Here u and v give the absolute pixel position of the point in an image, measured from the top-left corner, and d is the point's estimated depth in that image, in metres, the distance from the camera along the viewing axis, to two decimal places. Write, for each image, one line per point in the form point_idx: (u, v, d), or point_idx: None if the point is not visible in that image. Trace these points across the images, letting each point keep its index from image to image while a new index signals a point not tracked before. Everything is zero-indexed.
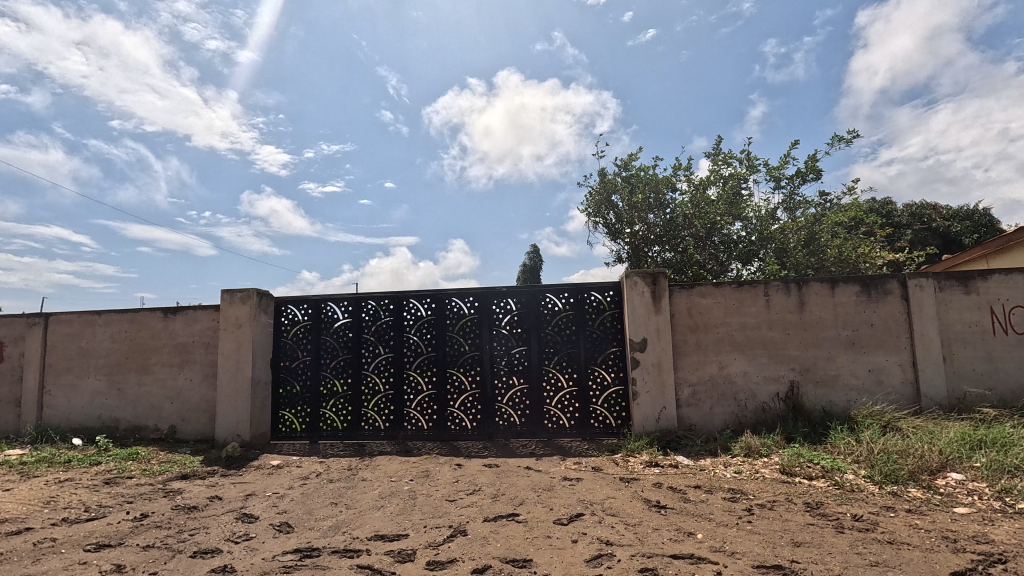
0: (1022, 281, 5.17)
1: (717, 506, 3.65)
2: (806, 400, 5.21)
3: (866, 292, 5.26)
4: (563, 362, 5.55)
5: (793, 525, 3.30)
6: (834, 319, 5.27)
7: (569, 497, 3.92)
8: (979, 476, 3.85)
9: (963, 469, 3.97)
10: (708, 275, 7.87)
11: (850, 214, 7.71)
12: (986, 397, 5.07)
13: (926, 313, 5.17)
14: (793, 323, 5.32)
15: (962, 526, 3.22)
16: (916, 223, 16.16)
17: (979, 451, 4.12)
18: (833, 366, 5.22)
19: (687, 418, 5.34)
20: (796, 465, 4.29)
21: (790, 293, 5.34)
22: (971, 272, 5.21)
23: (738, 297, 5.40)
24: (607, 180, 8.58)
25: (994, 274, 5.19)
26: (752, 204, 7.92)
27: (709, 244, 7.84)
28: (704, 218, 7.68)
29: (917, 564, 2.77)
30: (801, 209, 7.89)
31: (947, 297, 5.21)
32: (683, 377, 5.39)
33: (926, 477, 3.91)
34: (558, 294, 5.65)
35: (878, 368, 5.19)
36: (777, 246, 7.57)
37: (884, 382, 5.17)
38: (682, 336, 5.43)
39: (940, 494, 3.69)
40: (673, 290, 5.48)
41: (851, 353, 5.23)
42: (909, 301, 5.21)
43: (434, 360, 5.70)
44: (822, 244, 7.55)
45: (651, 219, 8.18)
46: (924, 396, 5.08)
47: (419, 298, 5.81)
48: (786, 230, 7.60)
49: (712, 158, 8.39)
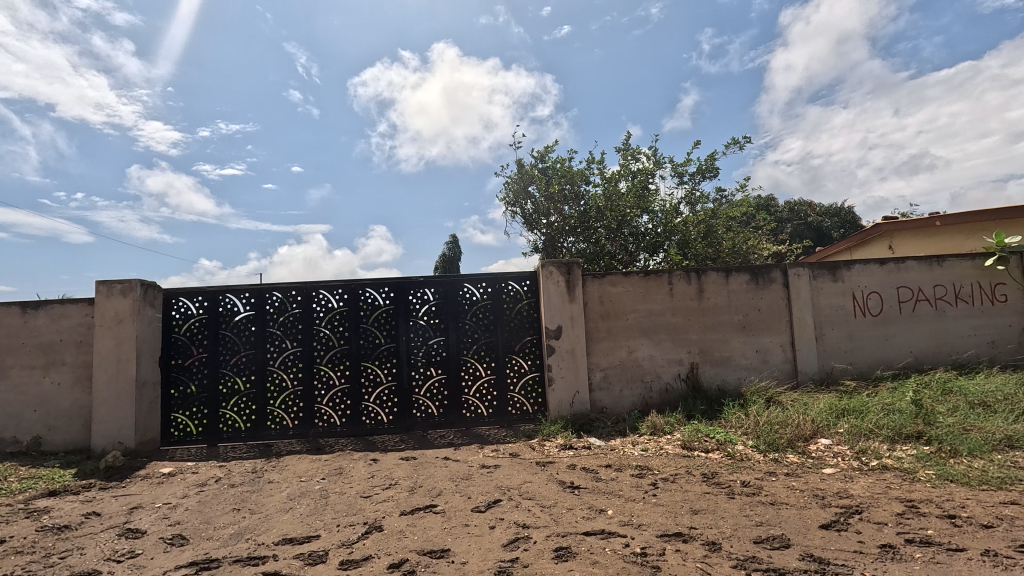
0: (877, 269, 5.95)
1: (626, 482, 3.87)
2: (704, 380, 5.67)
3: (755, 281, 5.80)
4: (481, 352, 5.58)
5: (691, 495, 3.59)
6: (728, 305, 5.76)
7: (487, 484, 3.96)
8: (842, 440, 4.42)
9: (831, 434, 4.53)
10: (618, 265, 8.24)
11: (742, 209, 8.43)
12: (849, 370, 5.81)
13: (803, 298, 5.81)
14: (693, 309, 5.74)
15: (829, 484, 3.67)
16: (796, 218, 18.10)
17: (842, 418, 4.72)
18: (727, 347, 5.72)
19: (599, 401, 5.60)
20: (694, 440, 4.65)
21: (690, 281, 5.75)
22: (837, 263, 5.93)
23: (645, 286, 5.73)
24: (524, 170, 8.69)
25: (856, 264, 5.93)
26: (659, 198, 8.38)
27: (620, 235, 8.20)
28: (614, 210, 8.00)
29: (793, 521, 3.13)
30: (701, 203, 8.48)
31: (819, 284, 5.88)
32: (595, 362, 5.63)
33: (801, 443, 4.42)
34: (475, 284, 5.64)
35: (764, 349, 5.75)
36: (680, 238, 8.06)
37: (769, 361, 5.75)
38: (594, 323, 5.66)
39: (811, 457, 4.19)
40: (586, 278, 5.69)
41: (742, 335, 5.75)
42: (789, 288, 5.82)
43: (347, 353, 5.48)
44: (718, 236, 8.16)
45: (566, 211, 8.42)
46: (800, 372, 5.72)
47: (330, 289, 5.55)
48: (688, 223, 8.11)
49: (624, 152, 8.77)
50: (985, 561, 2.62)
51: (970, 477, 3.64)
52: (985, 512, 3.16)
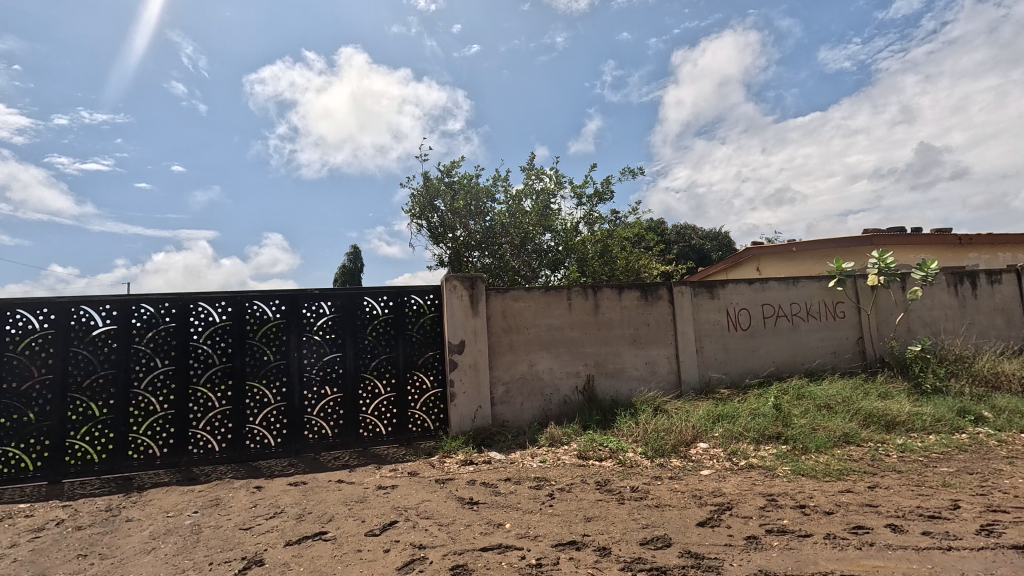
0: (746, 288, 6.69)
1: (524, 495, 3.93)
2: (599, 391, 5.96)
3: (644, 297, 6.24)
4: (380, 368, 5.39)
5: (585, 503, 3.73)
6: (621, 320, 6.14)
7: (383, 506, 3.80)
8: (717, 443, 4.87)
9: (708, 438, 4.97)
10: (522, 280, 8.45)
11: (635, 230, 9.06)
12: (723, 379, 6.43)
13: (685, 313, 6.35)
14: (590, 323, 6.03)
15: (705, 485, 4.02)
16: (682, 241, 19.84)
17: (717, 423, 5.20)
18: (620, 360, 6.07)
19: (500, 415, 5.65)
20: (589, 449, 4.86)
21: (587, 297, 6.05)
22: (714, 282, 6.58)
23: (545, 301, 5.92)
24: (430, 184, 8.64)
25: (729, 283, 6.62)
26: (560, 217, 8.75)
27: (523, 251, 8.43)
28: (518, 228, 8.22)
29: (674, 521, 3.37)
30: (598, 224, 8.99)
31: (699, 301, 6.47)
32: (497, 376, 5.68)
33: (683, 448, 4.79)
34: (376, 298, 5.47)
35: (652, 361, 6.19)
36: (579, 256, 8.46)
37: (656, 372, 6.19)
38: (497, 337, 5.73)
39: (691, 461, 4.56)
40: (489, 293, 5.75)
41: (633, 348, 6.14)
42: (673, 304, 6.33)
43: (230, 372, 5.01)
44: (614, 255, 8.68)
45: (471, 226, 8.49)
46: (683, 382, 6.23)
47: (212, 301, 5.06)
48: (587, 242, 8.54)
49: (528, 172, 9.06)
50: (827, 544, 3.02)
51: (817, 471, 4.19)
52: (827, 500, 3.65)
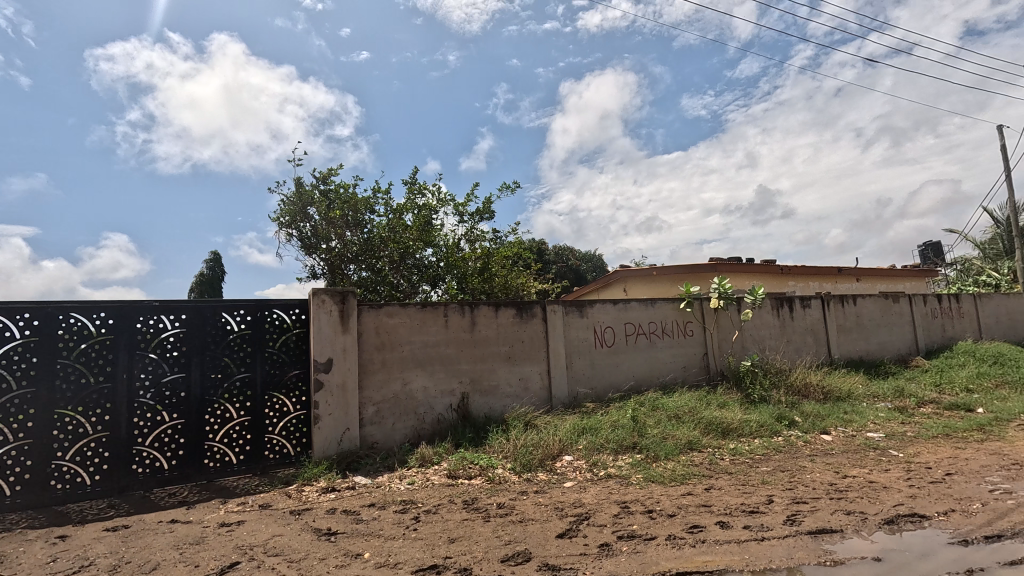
0: (611, 308, 7.22)
1: (388, 520, 3.77)
2: (473, 408, 5.98)
3: (520, 314, 6.43)
4: (233, 390, 4.87)
5: (451, 524, 3.69)
6: (496, 337, 6.25)
7: (224, 546, 3.40)
8: (581, 455, 5.14)
9: (573, 451, 5.23)
10: (400, 296, 8.26)
11: (514, 249, 9.35)
12: (590, 394, 6.82)
13: (557, 331, 6.66)
14: (466, 340, 6.05)
15: (567, 496, 4.20)
16: (560, 261, 21.02)
17: (581, 436, 5.50)
18: (494, 376, 6.17)
19: (369, 437, 5.40)
20: (459, 468, 4.84)
21: (464, 314, 6.07)
22: (583, 301, 7.00)
23: (421, 317, 5.82)
24: (303, 191, 8.12)
25: (597, 303, 7.09)
26: (441, 233, 8.74)
27: (403, 266, 8.26)
28: (397, 241, 8.03)
29: (535, 535, 3.47)
30: (479, 241, 9.13)
31: (570, 319, 6.84)
32: (368, 396, 5.44)
33: (549, 462, 4.99)
34: (231, 311, 4.95)
35: (525, 377, 6.38)
36: (460, 273, 8.51)
37: (529, 388, 6.38)
38: (368, 355, 5.50)
39: (556, 473, 4.76)
40: (361, 309, 5.51)
41: (508, 365, 6.28)
42: (547, 322, 6.61)
43: (32, 399, 4.17)
44: (493, 273, 8.85)
45: (348, 237, 8.12)
46: (553, 397, 6.50)
47: (11, 313, 4.19)
48: (467, 259, 8.62)
49: (410, 186, 8.95)
50: (667, 544, 3.31)
51: (664, 477, 4.61)
52: (671, 503, 4.02)
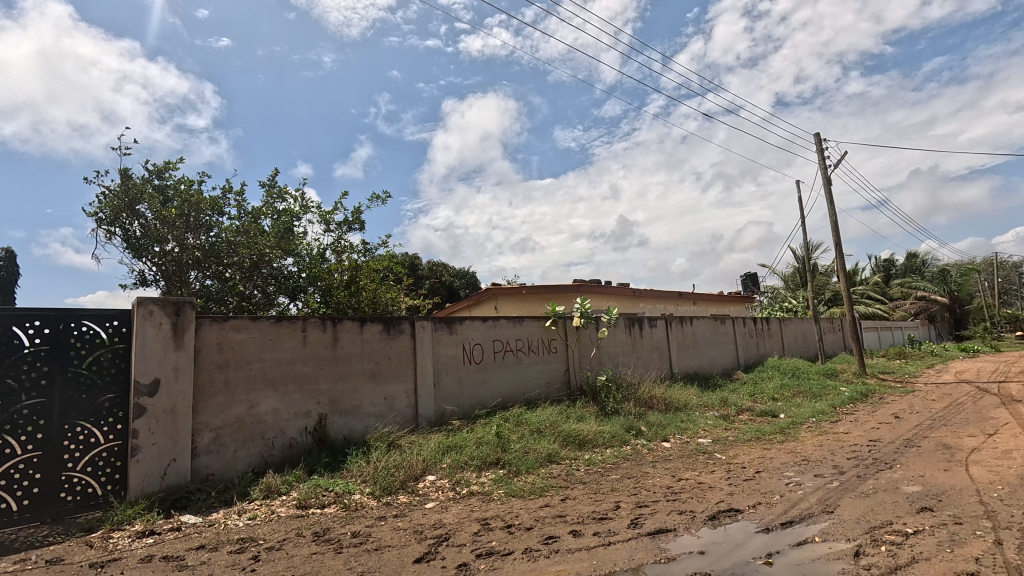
0: (480, 325, 7.31)
1: (219, 564, 3.31)
2: (331, 431, 5.59)
3: (386, 330, 6.21)
4: (18, 420, 3.95)
5: (296, 560, 3.36)
6: (360, 354, 5.95)
7: None
8: (444, 474, 5.07)
9: (436, 470, 5.15)
10: (251, 308, 7.52)
11: (384, 263, 9.05)
12: (456, 411, 6.79)
13: (425, 348, 6.55)
14: (326, 358, 5.66)
15: (428, 518, 4.10)
16: (433, 277, 20.95)
17: (446, 454, 5.44)
18: (356, 396, 5.84)
19: (204, 468, 4.75)
20: (311, 496, 4.46)
21: (325, 329, 5.68)
22: (453, 318, 6.99)
23: (275, 333, 5.32)
24: (132, 184, 7.02)
25: (466, 319, 7.13)
26: (304, 242, 8.15)
27: (256, 275, 7.53)
28: (251, 248, 7.31)
29: (391, 562, 3.31)
30: (346, 253, 8.68)
31: (439, 336, 6.78)
32: (204, 422, 4.79)
33: (411, 483, 4.84)
34: (20, 323, 4.04)
35: (390, 396, 6.14)
36: (323, 286, 7.99)
37: (394, 407, 6.16)
38: (208, 375, 4.86)
39: (417, 495, 4.62)
40: (201, 322, 4.87)
41: (371, 384, 5.99)
42: (415, 338, 6.47)
43: None
44: (361, 287, 8.36)
45: (189, 241, 7.18)
46: (419, 415, 6.35)
47: None
48: (332, 271, 8.12)
49: (268, 188, 8.23)
50: (524, 558, 3.37)
51: (524, 490, 4.74)
52: (529, 516, 4.13)
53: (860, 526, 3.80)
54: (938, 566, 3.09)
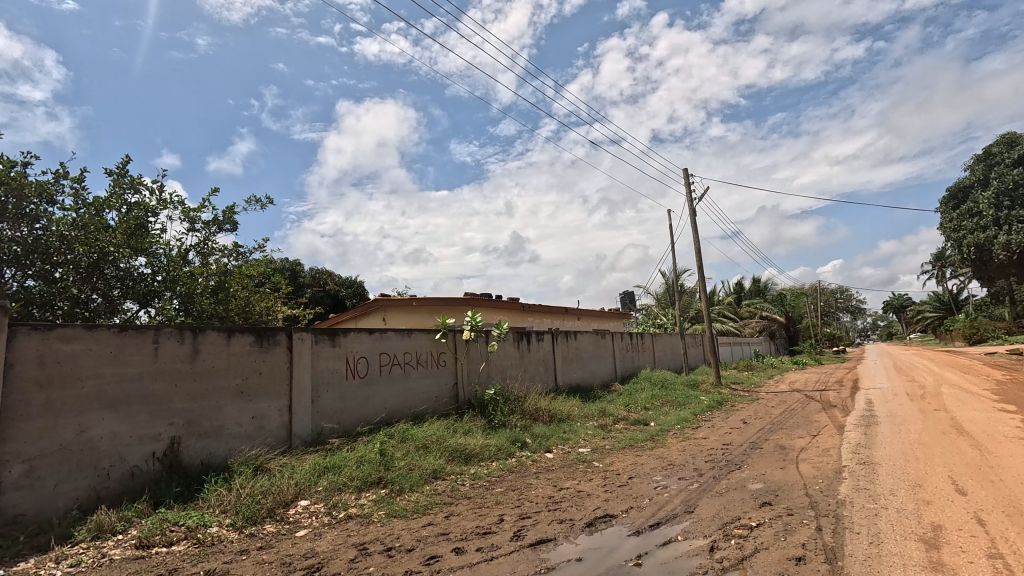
0: (366, 337, 6.99)
1: None
2: (185, 456, 4.92)
3: (258, 342, 5.68)
4: None
5: None
6: (226, 369, 5.36)
7: None
8: (319, 498, 4.72)
9: (310, 495, 4.78)
10: (87, 314, 6.46)
11: (259, 268, 8.29)
12: (335, 429, 6.37)
13: (303, 362, 6.09)
14: (182, 373, 5.00)
15: (298, 547, 3.77)
16: (316, 284, 19.95)
17: (322, 477, 5.08)
18: (219, 416, 5.23)
19: (11, 509, 3.88)
20: (156, 533, 3.87)
21: (183, 341, 5.04)
22: (335, 329, 6.60)
23: (118, 344, 4.60)
24: None
25: (351, 331, 6.77)
26: (160, 241, 7.19)
27: (96, 277, 6.49)
28: (90, 244, 6.27)
29: None
30: (213, 256, 7.82)
31: (319, 348, 6.35)
32: (14, 452, 3.95)
33: (280, 510, 4.43)
34: None
35: (260, 415, 5.59)
36: (183, 291, 7.10)
37: (263, 427, 5.61)
38: (23, 394, 4.03)
39: (287, 523, 4.24)
40: (16, 331, 4.05)
41: (238, 402, 5.42)
42: (291, 351, 5.98)
43: None
44: (230, 293, 7.60)
45: (3, 233, 5.88)
46: (293, 435, 5.85)
47: None
48: (196, 275, 7.25)
49: (116, 177, 7.15)
50: None
51: (407, 510, 4.57)
52: (410, 537, 3.98)
53: (714, 523, 4.22)
54: (775, 553, 3.52)
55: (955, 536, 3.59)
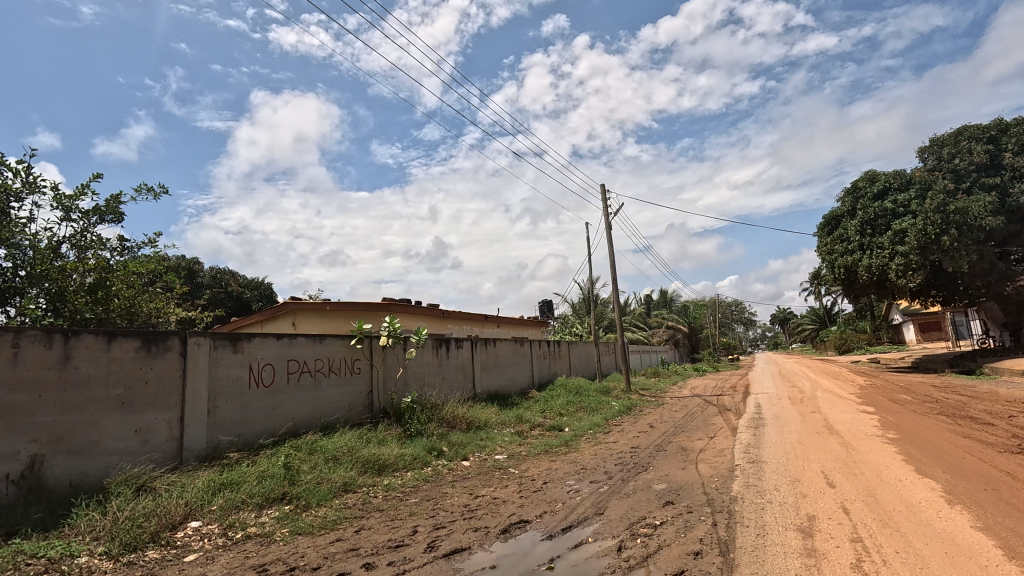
0: (273, 343, 6.55)
1: None
2: (48, 478, 4.30)
3: (146, 348, 5.13)
4: None
5: None
6: (105, 377, 4.78)
7: None
8: (213, 519, 4.34)
9: (202, 515, 4.38)
10: None
11: (150, 265, 7.49)
12: (235, 443, 5.88)
13: (199, 369, 5.59)
14: (49, 382, 4.40)
15: None
16: (216, 286, 19.10)
17: (217, 495, 4.67)
18: (94, 430, 4.64)
19: None
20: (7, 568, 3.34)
21: (51, 345, 4.44)
22: (238, 334, 6.13)
23: None
24: None
25: (255, 337, 6.32)
26: (25, 230, 6.28)
27: None
28: None
29: None
30: (93, 250, 6.96)
31: (219, 355, 5.85)
32: None
33: (166, 533, 4.02)
34: None
35: (145, 428, 5.03)
36: (52, 289, 6.24)
37: (149, 442, 5.05)
38: None
39: (174, 547, 3.85)
40: None
41: (118, 414, 4.85)
42: (186, 358, 5.46)
43: None
44: (112, 292, 6.78)
45: None
46: (184, 450, 5.31)
47: None
48: (69, 271, 6.41)
49: None
50: None
51: (313, 526, 4.32)
52: (316, 555, 3.77)
53: (622, 523, 4.42)
54: (676, 550, 3.75)
55: (826, 525, 4.03)
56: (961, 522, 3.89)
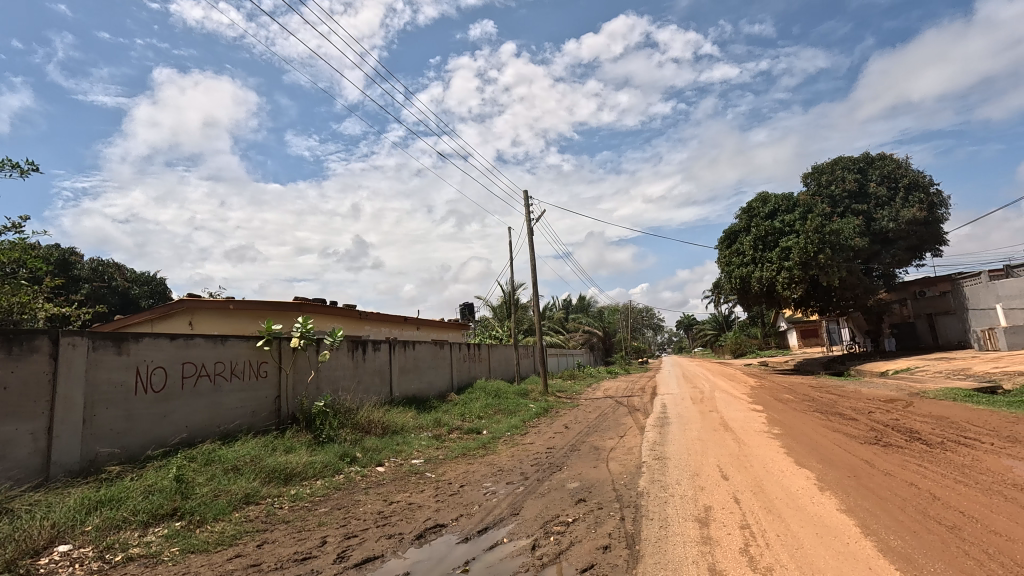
0: (166, 344, 5.98)
1: None
2: None
3: (6, 349, 4.49)
4: None
5: None
6: None
7: None
8: (86, 541, 3.87)
9: (73, 538, 3.89)
10: None
11: (13, 254, 6.54)
12: (116, 455, 5.28)
13: (74, 372, 4.97)
14: None
15: None
16: (97, 280, 17.10)
17: (93, 514, 4.18)
18: None
19: None
20: None
21: None
22: (124, 334, 5.53)
23: None
24: None
25: (144, 337, 5.73)
26: None
27: None
28: None
29: None
30: None
31: (99, 357, 5.25)
32: None
33: (26, 561, 3.52)
34: None
35: (2, 441, 4.39)
36: None
37: (7, 457, 4.41)
38: None
39: None
40: None
41: None
42: (58, 360, 4.84)
43: None
44: None
45: None
46: (53, 465, 4.69)
47: None
48: None
49: None
50: None
51: (208, 543, 3.99)
52: None
53: (536, 523, 4.52)
54: (586, 545, 3.92)
55: (720, 514, 4.40)
56: (830, 506, 4.41)
